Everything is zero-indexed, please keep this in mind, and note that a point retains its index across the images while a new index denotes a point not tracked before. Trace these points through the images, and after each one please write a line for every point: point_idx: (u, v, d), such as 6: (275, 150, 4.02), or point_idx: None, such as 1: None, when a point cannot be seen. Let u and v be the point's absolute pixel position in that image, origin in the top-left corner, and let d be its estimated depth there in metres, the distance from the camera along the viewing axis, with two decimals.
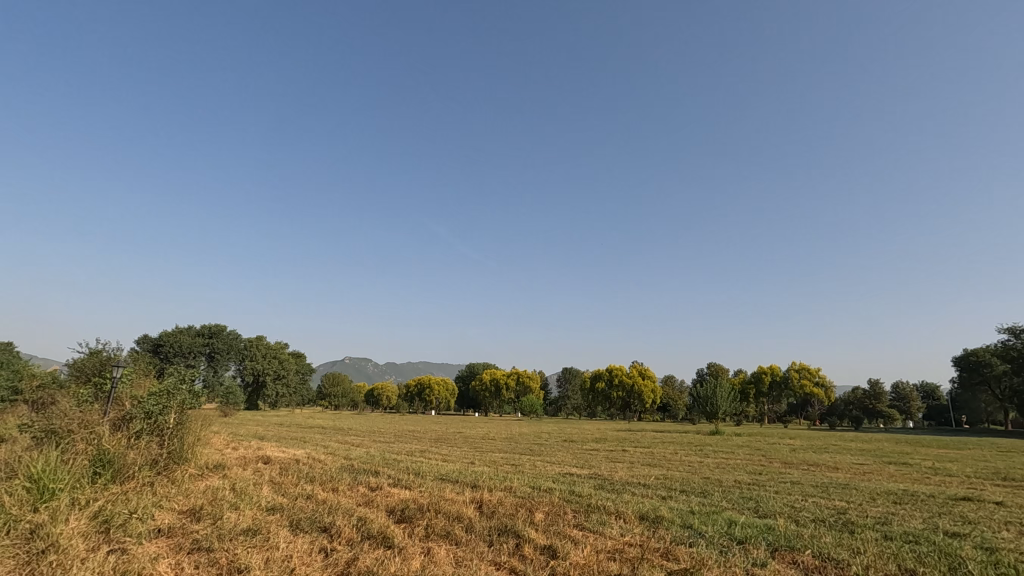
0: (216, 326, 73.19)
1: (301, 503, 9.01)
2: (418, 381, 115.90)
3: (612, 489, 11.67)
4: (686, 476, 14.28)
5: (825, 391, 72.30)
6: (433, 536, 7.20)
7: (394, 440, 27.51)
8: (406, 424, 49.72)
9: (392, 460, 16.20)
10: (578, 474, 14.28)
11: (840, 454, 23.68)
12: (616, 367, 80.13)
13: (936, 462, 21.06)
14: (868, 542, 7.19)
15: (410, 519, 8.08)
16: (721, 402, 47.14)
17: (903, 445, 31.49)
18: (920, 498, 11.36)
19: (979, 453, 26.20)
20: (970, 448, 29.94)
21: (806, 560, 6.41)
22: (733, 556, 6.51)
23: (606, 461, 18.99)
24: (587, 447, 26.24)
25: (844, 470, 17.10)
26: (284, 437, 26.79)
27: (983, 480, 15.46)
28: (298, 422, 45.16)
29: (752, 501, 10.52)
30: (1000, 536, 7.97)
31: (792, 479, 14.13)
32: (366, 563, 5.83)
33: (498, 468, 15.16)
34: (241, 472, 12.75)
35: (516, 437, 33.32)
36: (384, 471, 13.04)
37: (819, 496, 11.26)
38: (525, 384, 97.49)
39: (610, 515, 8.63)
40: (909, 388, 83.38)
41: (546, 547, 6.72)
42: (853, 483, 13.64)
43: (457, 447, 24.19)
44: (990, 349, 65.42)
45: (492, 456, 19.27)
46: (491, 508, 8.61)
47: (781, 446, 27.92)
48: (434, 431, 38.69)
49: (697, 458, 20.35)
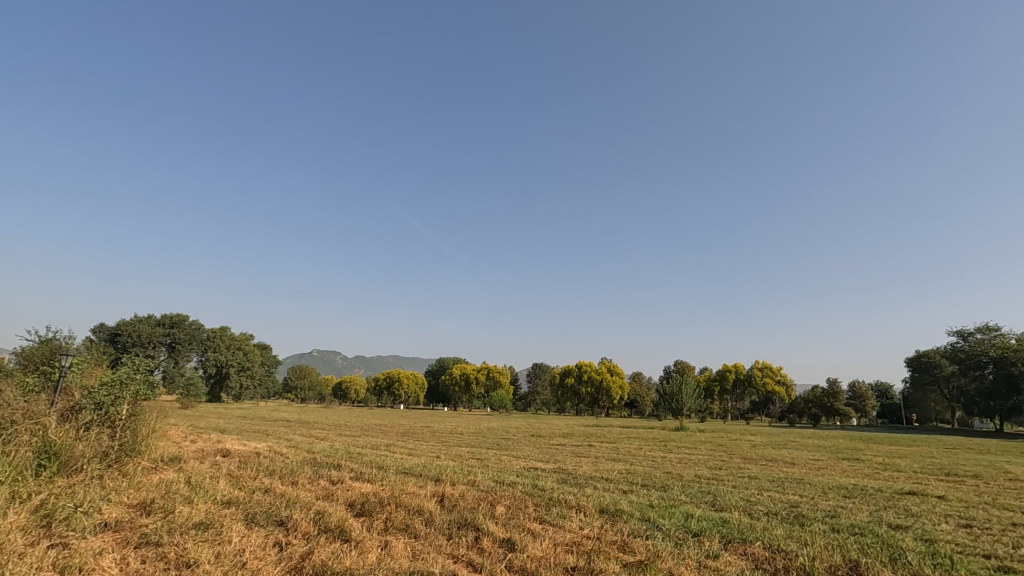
0: (178, 316, 70.86)
1: (258, 496, 8.84)
2: (388, 374, 114.83)
3: (575, 483, 11.82)
4: (647, 471, 14.54)
5: (786, 390, 74.49)
6: (392, 529, 7.15)
7: (359, 434, 27.25)
8: (373, 417, 49.20)
9: (356, 454, 16.03)
10: (543, 468, 14.38)
11: (798, 451, 24.40)
12: (586, 363, 80.94)
13: (885, 459, 21.99)
14: (817, 534, 7.44)
15: (369, 513, 8.02)
16: (687, 399, 48.05)
17: (856, 442, 32.68)
18: (869, 492, 11.86)
19: (926, 450, 27.36)
20: (918, 445, 31.29)
21: (755, 551, 6.60)
22: (686, 548, 6.67)
23: (571, 455, 19.20)
24: (553, 441, 26.49)
25: (800, 466, 17.69)
26: (246, 430, 26.15)
27: (927, 475, 16.22)
28: (262, 415, 44.19)
29: (709, 494, 10.79)
30: (939, 528, 8.35)
31: (750, 474, 14.52)
32: (320, 557, 5.74)
33: (463, 462, 15.17)
34: (197, 465, 12.42)
35: (485, 432, 33.26)
36: (347, 465, 12.88)
37: (774, 491, 11.62)
38: (495, 379, 97.61)
39: (571, 508, 8.71)
40: (865, 386, 86.62)
41: (505, 540, 6.73)
42: (807, 478, 14.13)
43: (423, 441, 24.11)
44: (940, 350, 68.40)
45: (458, 450, 19.28)
46: (453, 502, 8.59)
47: (742, 442, 28.72)
48: (401, 425, 38.41)
49: (661, 454, 20.75)
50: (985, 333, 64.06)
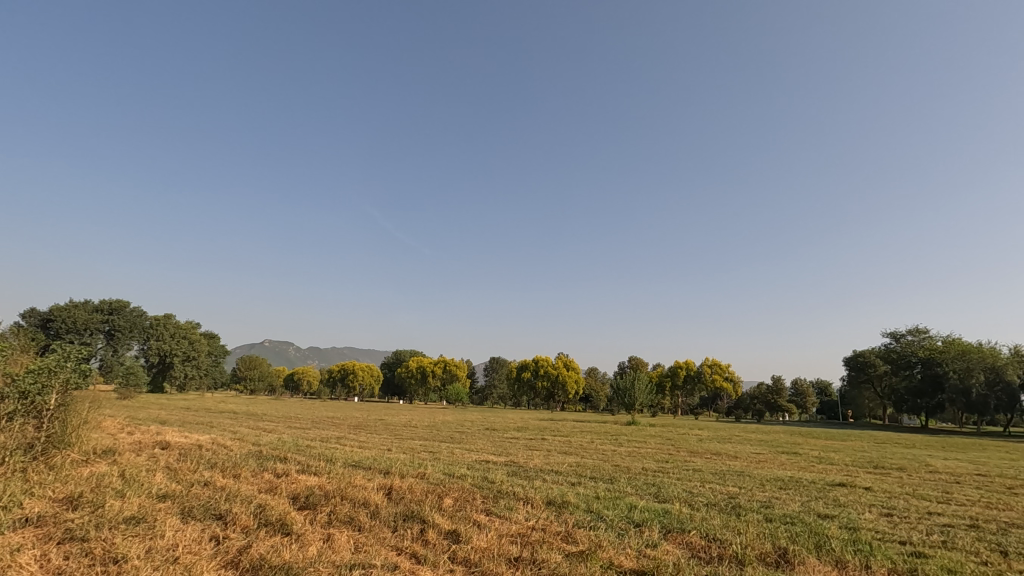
0: (118, 302, 67.26)
1: (197, 489, 8.55)
2: (342, 365, 112.65)
3: (525, 476, 11.93)
4: (597, 464, 14.82)
5: (733, 386, 77.30)
6: (335, 522, 7.06)
7: (310, 426, 26.69)
8: (326, 410, 48.37)
9: (305, 447, 15.72)
10: (495, 461, 14.47)
11: (741, 445, 25.36)
12: (542, 358, 81.57)
13: (821, 453, 23.15)
14: (752, 523, 7.79)
15: (313, 506, 7.88)
16: (639, 394, 49.22)
17: (794, 436, 34.30)
18: (802, 483, 12.49)
19: (857, 444, 29.01)
20: (852, 440, 33.15)
21: (693, 540, 6.86)
22: (628, 537, 6.86)
23: (523, 448, 19.39)
24: (506, 435, 26.68)
25: (743, 459, 18.41)
26: (189, 422, 25.20)
27: (858, 468, 17.19)
28: (207, 407, 42.61)
29: (654, 486, 11.13)
30: (863, 517, 8.85)
31: (694, 467, 15.02)
32: (259, 551, 5.61)
33: (415, 455, 15.09)
34: (133, 457, 11.90)
35: (439, 425, 33.09)
36: (293, 458, 12.57)
37: (715, 482, 12.08)
38: (451, 371, 96.22)
39: (518, 500, 8.82)
40: (806, 384, 90.91)
41: (451, 532, 6.75)
42: (747, 471, 14.76)
43: (376, 434, 23.81)
44: (874, 350, 72.27)
45: (410, 443, 19.13)
46: (400, 495, 8.54)
47: (689, 436, 29.61)
48: (353, 418, 37.79)
49: (611, 447, 21.18)
50: (915, 335, 68.14)
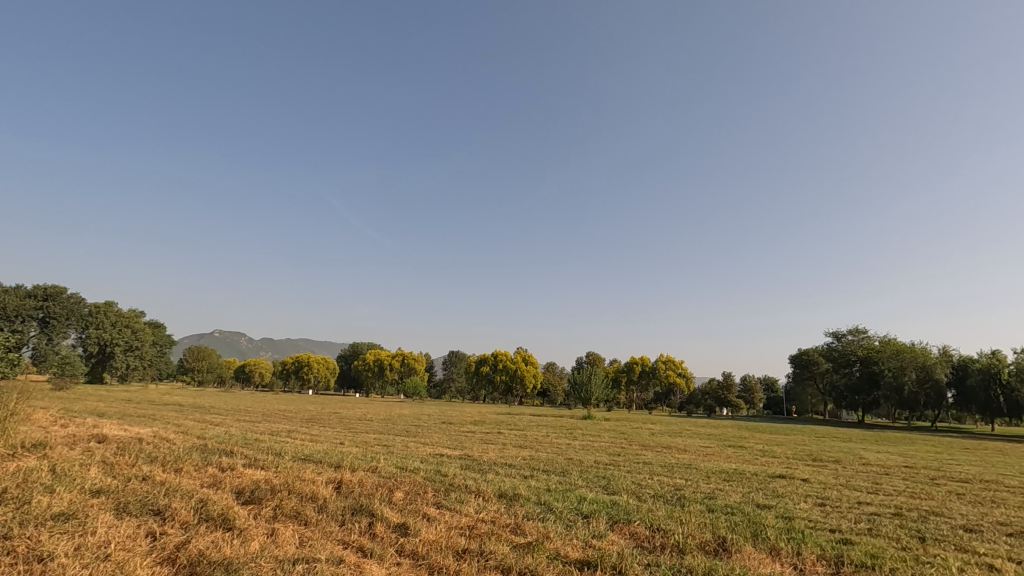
0: (54, 288, 63.36)
1: (134, 484, 8.20)
2: (296, 357, 109.99)
3: (478, 469, 12.00)
4: (550, 457, 15.02)
5: (686, 382, 79.68)
6: (281, 517, 6.91)
7: (260, 420, 25.90)
8: (278, 403, 47.11)
9: (254, 440, 15.28)
10: (449, 455, 14.47)
11: (691, 439, 26.14)
12: (502, 353, 81.91)
13: (764, 446, 24.24)
14: (694, 514, 8.07)
15: (258, 500, 7.70)
16: (595, 388, 50.07)
17: (741, 431, 35.74)
18: (745, 475, 13.04)
19: (798, 438, 30.40)
20: (794, 433, 34.78)
21: (639, 531, 7.05)
22: (576, 529, 6.99)
23: (478, 442, 19.39)
24: (463, 429, 26.62)
25: (691, 452, 19.06)
26: (130, 415, 24.00)
27: (797, 461, 18.05)
28: (149, 399, 40.74)
29: (603, 479, 11.39)
30: (798, 507, 9.29)
31: (645, 460, 15.41)
32: (198, 546, 5.45)
33: (368, 449, 14.91)
34: (65, 451, 11.30)
35: (394, 418, 32.73)
36: (239, 451, 12.21)
37: (663, 475, 12.44)
38: (410, 365, 96.24)
39: (469, 493, 8.87)
40: (754, 380, 94.67)
41: (399, 525, 6.73)
42: (695, 463, 15.25)
43: (329, 427, 23.34)
44: (818, 348, 75.73)
45: (364, 437, 18.87)
46: (350, 488, 8.44)
47: (642, 430, 30.42)
48: (307, 411, 36.98)
49: (566, 441, 21.57)
50: (855, 335, 71.82)
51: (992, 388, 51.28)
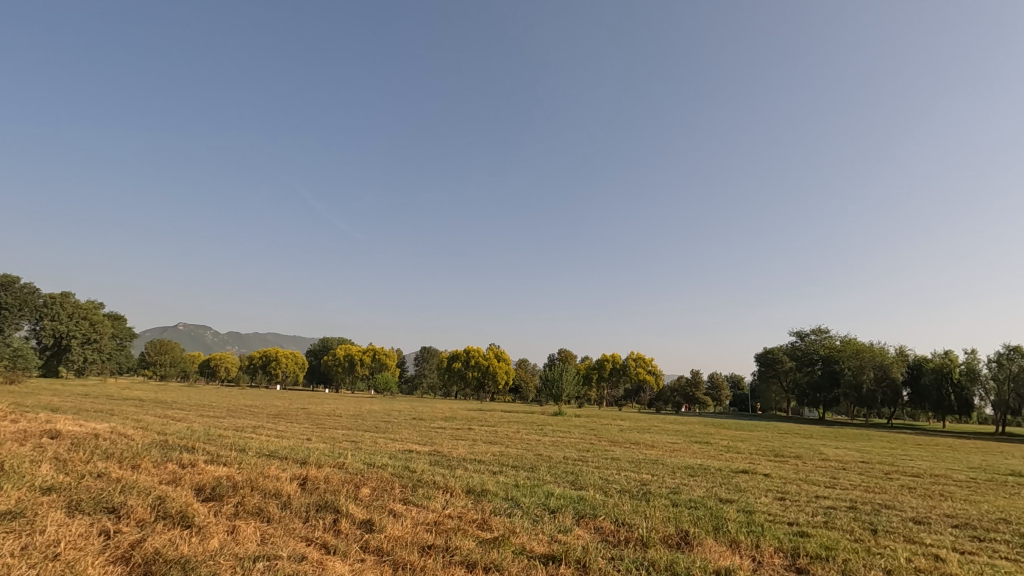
0: (6, 278, 60.70)
1: (88, 481, 7.94)
2: (263, 352, 107.87)
3: (447, 465, 11.97)
4: (519, 453, 15.10)
5: (655, 379, 80.99)
6: (243, 513, 6.77)
7: (225, 415, 25.35)
8: (244, 399, 46.10)
9: (217, 436, 14.89)
10: (418, 451, 14.40)
11: (658, 435, 26.56)
12: (474, 349, 81.79)
13: (728, 442, 24.84)
14: (659, 508, 8.23)
15: (219, 497, 7.52)
16: (567, 385, 50.42)
17: (708, 427, 36.53)
18: (709, 471, 13.34)
19: (762, 434, 31.20)
20: (758, 430, 35.70)
21: (604, 526, 7.15)
22: (542, 524, 7.05)
23: (449, 438, 19.32)
24: (433, 425, 26.52)
25: (658, 448, 19.39)
26: (86, 409, 23.15)
27: (760, 456, 18.56)
28: (108, 393, 39.46)
29: (572, 474, 11.50)
30: (759, 501, 9.54)
31: (612, 456, 15.63)
32: (153, 545, 5.29)
33: (336, 444, 14.75)
34: (15, 447, 10.84)
35: (364, 414, 32.42)
36: (202, 447, 11.94)
37: (631, 471, 12.63)
38: (381, 360, 95.34)
39: (437, 489, 8.84)
40: (721, 378, 96.84)
41: (365, 521, 6.67)
42: (661, 459, 15.54)
43: (296, 423, 22.95)
44: (782, 347, 77.91)
45: (332, 433, 18.64)
46: (315, 484, 8.32)
47: (611, 426, 30.80)
48: (274, 406, 36.27)
49: (536, 437, 21.70)
50: (818, 335, 74.05)
51: (944, 387, 53.90)
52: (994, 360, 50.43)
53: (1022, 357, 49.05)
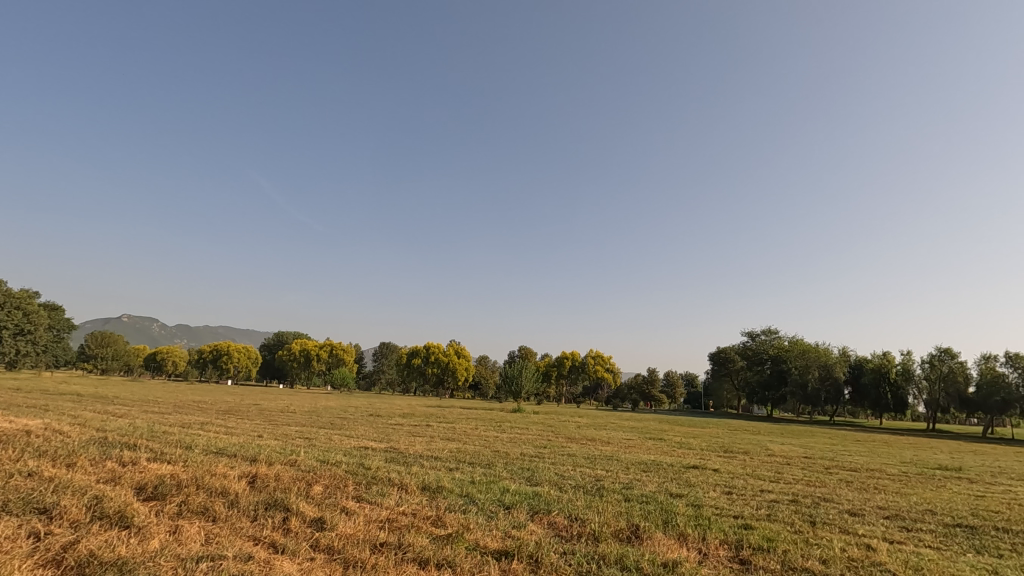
0: None
1: (16, 482, 7.49)
2: (214, 346, 104.08)
3: (403, 462, 11.87)
4: (476, 449, 15.11)
5: (613, 376, 82.47)
6: (186, 513, 6.53)
7: (170, 411, 24.31)
8: (191, 394, 44.33)
9: (161, 433, 14.31)
10: (374, 448, 14.21)
11: (614, 432, 27.07)
12: (434, 345, 81.19)
13: (682, 438, 25.52)
14: (611, 503, 8.39)
15: (161, 497, 7.23)
16: (526, 382, 50.66)
17: (662, 424, 37.44)
18: (661, 466, 13.69)
19: (714, 431, 32.19)
20: (709, 427, 36.77)
21: (558, 521, 7.25)
22: (497, 520, 7.09)
23: (406, 435, 19.12)
24: (391, 421, 26.22)
25: (614, 444, 19.75)
26: (17, 406, 21.75)
27: (710, 452, 19.18)
28: (41, 388, 37.17)
29: (528, 470, 11.61)
30: (706, 496, 9.88)
31: (568, 452, 15.86)
32: (88, 547, 5.04)
33: (289, 441, 14.39)
34: None
35: (319, 411, 31.75)
36: (144, 445, 11.42)
37: (586, 466, 12.84)
38: (338, 356, 93.57)
39: (392, 486, 8.77)
40: (676, 376, 99.50)
41: (316, 519, 6.55)
42: (616, 455, 15.86)
43: (247, 420, 22.22)
44: (734, 347, 80.60)
45: (285, 430, 18.15)
46: (265, 483, 8.09)
47: (568, 423, 31.22)
48: (224, 403, 34.99)
49: (494, 434, 21.72)
50: (768, 335, 76.99)
51: (882, 386, 56.57)
52: (927, 361, 53.63)
53: (951, 358, 52.39)
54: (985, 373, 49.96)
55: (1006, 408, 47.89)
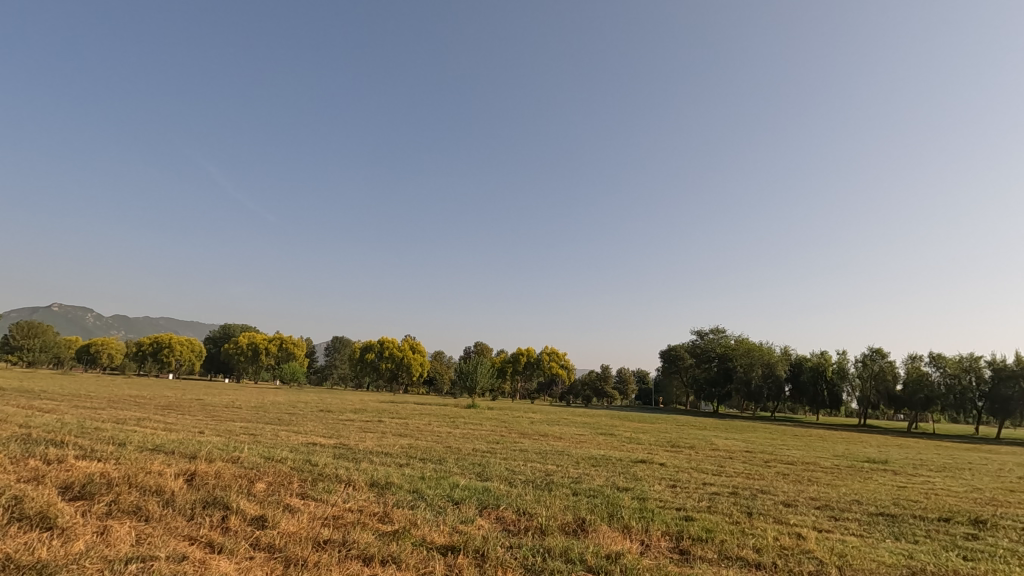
0: None
1: None
2: (154, 338, 99.10)
3: (352, 457, 11.68)
4: (428, 445, 15.03)
5: (567, 373, 83.53)
6: (116, 513, 6.22)
7: (104, 406, 22.97)
8: (128, 388, 42.06)
9: (93, 429, 13.51)
10: (323, 443, 13.89)
11: (566, 427, 27.45)
12: (388, 340, 80.11)
13: (632, 433, 26.18)
14: (559, 497, 8.53)
15: (90, 496, 6.86)
16: (481, 377, 50.63)
17: (613, 419, 38.18)
18: (610, 460, 14.00)
19: (661, 426, 33.13)
20: (658, 422, 37.81)
21: (506, 515, 7.29)
22: (445, 515, 7.06)
23: (356, 431, 18.77)
24: (341, 417, 25.70)
25: (565, 440, 20.03)
26: None
27: (658, 447, 19.75)
28: None
29: (478, 466, 11.59)
30: (652, 489, 10.14)
31: (520, 447, 15.96)
32: (4, 550, 4.73)
33: (232, 438, 13.89)
34: None
35: (266, 406, 30.79)
36: (74, 441, 10.79)
37: (536, 461, 12.96)
38: (288, 350, 90.93)
39: (339, 482, 8.60)
40: (628, 372, 101.78)
41: (257, 517, 6.37)
42: (567, 450, 16.09)
43: (189, 415, 21.29)
44: (684, 345, 83.07)
45: (229, 425, 17.52)
46: (205, 481, 7.77)
47: (522, 418, 31.44)
48: (163, 397, 33.36)
49: (447, 429, 21.64)
50: (716, 334, 79.81)
51: (820, 383, 59.42)
52: (861, 360, 56.79)
53: (881, 357, 55.67)
54: (912, 371, 53.29)
55: (929, 405, 51.22)
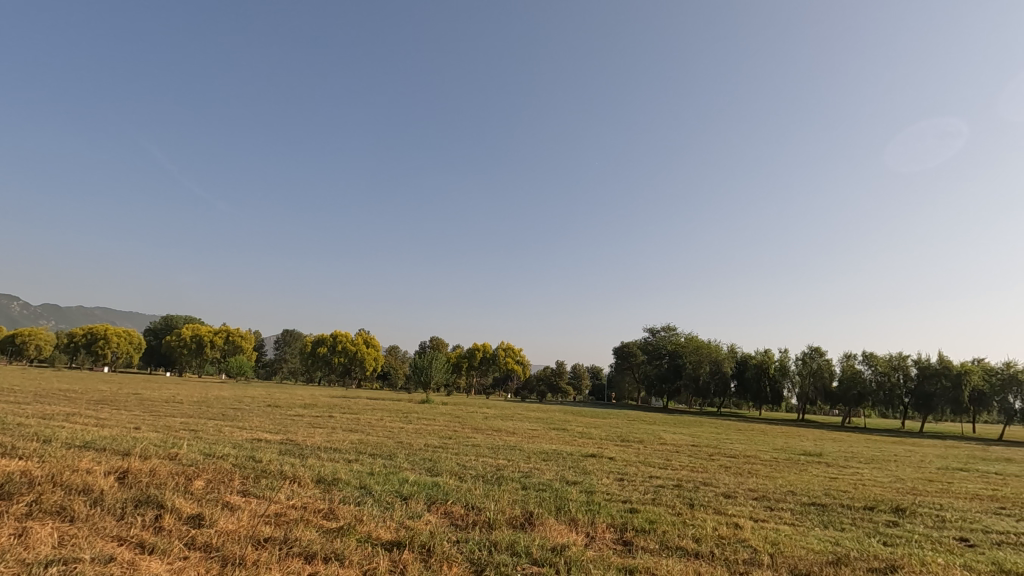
0: None
1: None
2: (88, 329, 93.61)
3: (298, 454, 11.37)
4: (380, 441, 14.79)
5: (523, 368, 84.08)
6: (37, 514, 5.86)
7: (29, 402, 21.47)
8: (57, 383, 39.54)
9: (14, 425, 12.62)
10: (268, 440, 13.42)
11: (519, 422, 27.69)
12: (341, 334, 78.13)
13: (583, 428, 26.63)
14: (508, 491, 8.58)
15: (10, 496, 6.44)
16: (436, 372, 50.24)
17: (566, 415, 38.69)
18: (561, 455, 14.19)
19: (613, 421, 33.85)
20: (608, 417, 38.74)
21: (455, 510, 7.30)
22: (392, 511, 7.00)
23: (305, 427, 18.29)
24: (290, 412, 24.95)
25: (519, 435, 20.15)
26: None
27: (608, 441, 20.15)
28: None
29: (430, 461, 11.53)
30: (600, 483, 10.34)
31: (473, 442, 15.99)
32: None
33: (171, 434, 13.29)
34: None
35: (210, 401, 29.52)
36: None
37: (488, 457, 12.98)
38: (235, 343, 87.76)
39: (283, 479, 8.36)
40: (582, 368, 103.48)
41: (193, 516, 6.12)
42: (519, 444, 16.21)
43: (123, 410, 20.23)
44: (636, 342, 85.28)
45: (168, 422, 16.72)
46: (138, 479, 7.42)
47: (476, 414, 31.51)
48: (95, 391, 31.50)
49: (400, 424, 21.39)
50: (667, 331, 82.13)
51: (763, 379, 62.05)
52: (800, 358, 59.82)
53: (819, 356, 58.74)
54: (847, 369, 56.36)
55: (861, 401, 54.42)
